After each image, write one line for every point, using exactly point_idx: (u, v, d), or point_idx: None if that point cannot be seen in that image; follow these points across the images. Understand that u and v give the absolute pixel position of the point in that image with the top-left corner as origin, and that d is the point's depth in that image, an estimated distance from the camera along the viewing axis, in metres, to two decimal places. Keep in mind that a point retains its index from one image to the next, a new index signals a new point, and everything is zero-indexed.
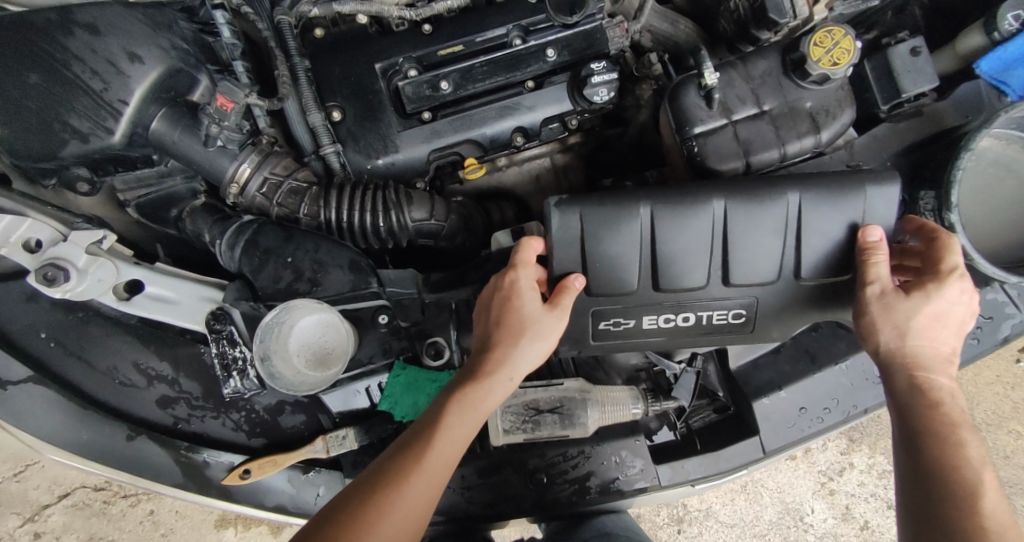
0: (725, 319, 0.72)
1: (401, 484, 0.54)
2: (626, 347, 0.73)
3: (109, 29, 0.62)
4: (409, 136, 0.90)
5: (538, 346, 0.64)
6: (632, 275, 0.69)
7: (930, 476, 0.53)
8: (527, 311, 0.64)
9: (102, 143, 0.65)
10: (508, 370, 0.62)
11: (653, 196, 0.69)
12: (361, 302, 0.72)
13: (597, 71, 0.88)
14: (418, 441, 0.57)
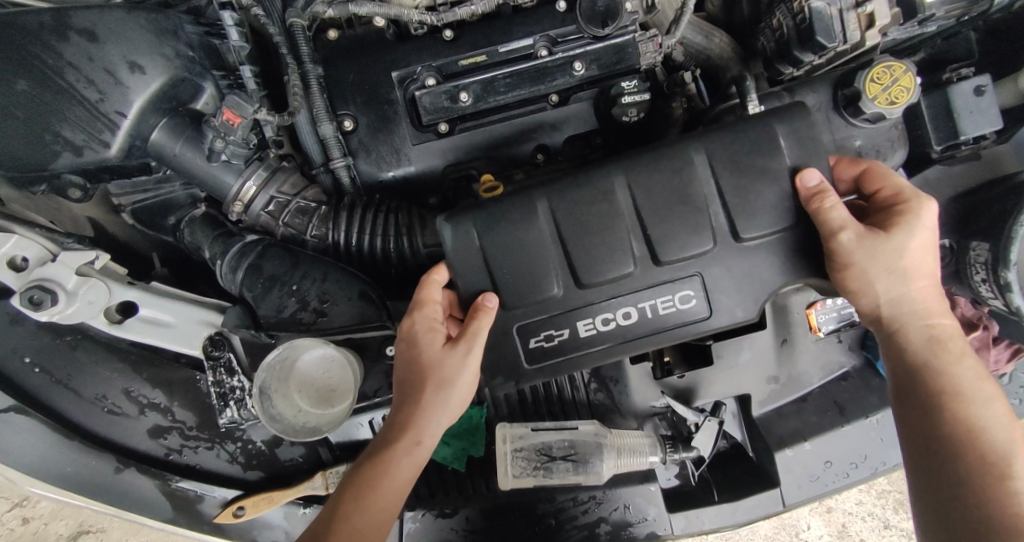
0: (673, 306, 0.63)
1: None
2: (563, 362, 0.64)
3: (108, 37, 0.57)
4: (423, 150, 0.86)
5: (446, 398, 0.58)
6: (555, 277, 0.62)
7: (950, 446, 0.51)
8: (429, 357, 0.59)
9: (97, 156, 0.61)
10: (415, 434, 0.57)
11: (548, 187, 0.62)
12: (369, 333, 0.67)
13: (628, 90, 0.84)
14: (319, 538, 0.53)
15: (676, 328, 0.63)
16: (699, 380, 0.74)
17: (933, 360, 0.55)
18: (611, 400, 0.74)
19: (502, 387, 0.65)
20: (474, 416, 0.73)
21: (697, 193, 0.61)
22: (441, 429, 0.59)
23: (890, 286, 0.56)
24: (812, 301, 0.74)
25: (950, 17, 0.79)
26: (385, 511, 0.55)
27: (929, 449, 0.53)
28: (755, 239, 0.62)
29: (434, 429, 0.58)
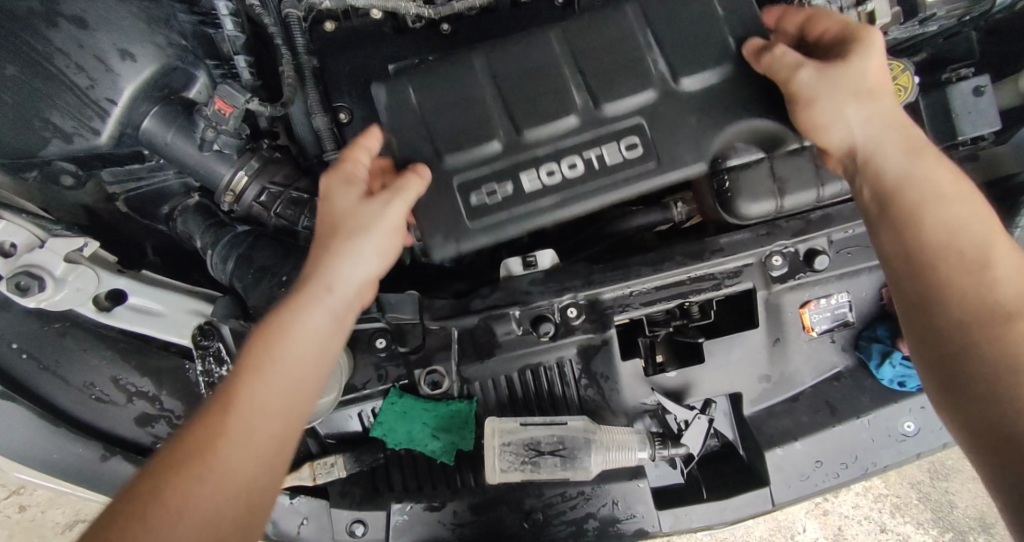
0: (620, 153, 0.60)
1: (206, 452, 0.42)
2: (509, 218, 0.61)
3: (100, 25, 0.57)
4: None
5: (359, 245, 0.54)
6: (497, 124, 0.60)
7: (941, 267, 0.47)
8: (342, 206, 0.56)
9: (87, 143, 0.62)
10: (325, 279, 0.52)
11: (485, 47, 0.62)
12: (360, 325, 0.71)
13: None
14: (215, 408, 0.45)
15: (627, 178, 0.60)
16: (690, 378, 0.74)
17: (941, 217, 0.48)
18: (602, 395, 0.73)
19: (441, 246, 0.61)
20: (463, 410, 0.71)
21: (637, 45, 0.61)
22: (356, 278, 0.54)
23: (861, 115, 0.53)
24: (805, 301, 0.74)
25: (952, 17, 0.78)
26: (302, 366, 0.49)
27: (920, 283, 0.47)
28: (694, 83, 0.60)
29: (348, 270, 0.53)
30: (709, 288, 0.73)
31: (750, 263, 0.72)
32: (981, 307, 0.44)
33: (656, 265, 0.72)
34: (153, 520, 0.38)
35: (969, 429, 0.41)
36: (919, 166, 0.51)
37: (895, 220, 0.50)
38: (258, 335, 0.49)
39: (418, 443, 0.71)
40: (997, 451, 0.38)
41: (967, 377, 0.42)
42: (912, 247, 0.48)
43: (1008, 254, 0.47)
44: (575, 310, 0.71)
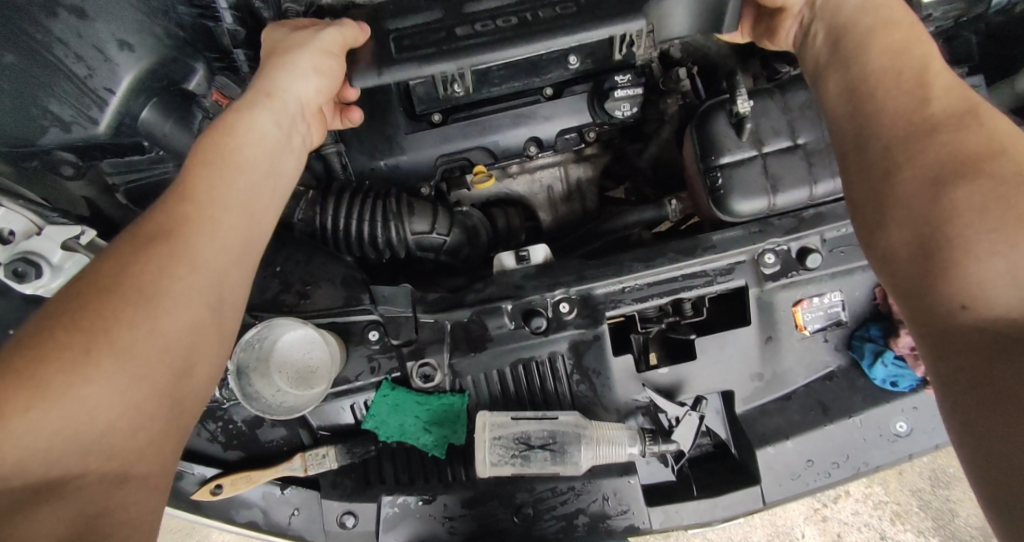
0: (553, 13, 0.64)
1: (178, 228, 0.44)
2: (439, 49, 0.63)
3: (98, 14, 0.58)
4: (417, 139, 0.86)
5: (294, 61, 0.59)
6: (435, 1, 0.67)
7: (874, 94, 0.48)
8: (280, 37, 0.62)
9: (85, 132, 0.64)
10: (264, 88, 0.58)
11: None
12: (353, 317, 0.72)
13: (621, 84, 0.83)
14: (172, 195, 0.46)
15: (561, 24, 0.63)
16: (682, 376, 0.73)
17: (875, 48, 0.50)
18: (594, 391, 0.73)
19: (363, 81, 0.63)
20: (455, 404, 0.71)
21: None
22: (297, 90, 0.60)
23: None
24: (798, 300, 0.74)
25: (948, 19, 0.79)
26: (256, 157, 0.53)
27: (854, 116, 0.49)
28: None
29: (290, 80, 0.59)
30: (699, 285, 0.73)
31: (742, 261, 0.73)
32: (914, 120, 0.44)
33: (647, 261, 0.73)
34: (108, 304, 0.38)
35: (898, 254, 0.41)
36: (844, 20, 0.54)
37: (841, 64, 0.52)
38: (203, 139, 0.52)
39: (410, 436, 0.72)
40: (923, 295, 0.39)
41: (905, 195, 0.41)
42: (854, 84, 0.50)
43: (944, 72, 0.47)
44: (567, 305, 0.73)
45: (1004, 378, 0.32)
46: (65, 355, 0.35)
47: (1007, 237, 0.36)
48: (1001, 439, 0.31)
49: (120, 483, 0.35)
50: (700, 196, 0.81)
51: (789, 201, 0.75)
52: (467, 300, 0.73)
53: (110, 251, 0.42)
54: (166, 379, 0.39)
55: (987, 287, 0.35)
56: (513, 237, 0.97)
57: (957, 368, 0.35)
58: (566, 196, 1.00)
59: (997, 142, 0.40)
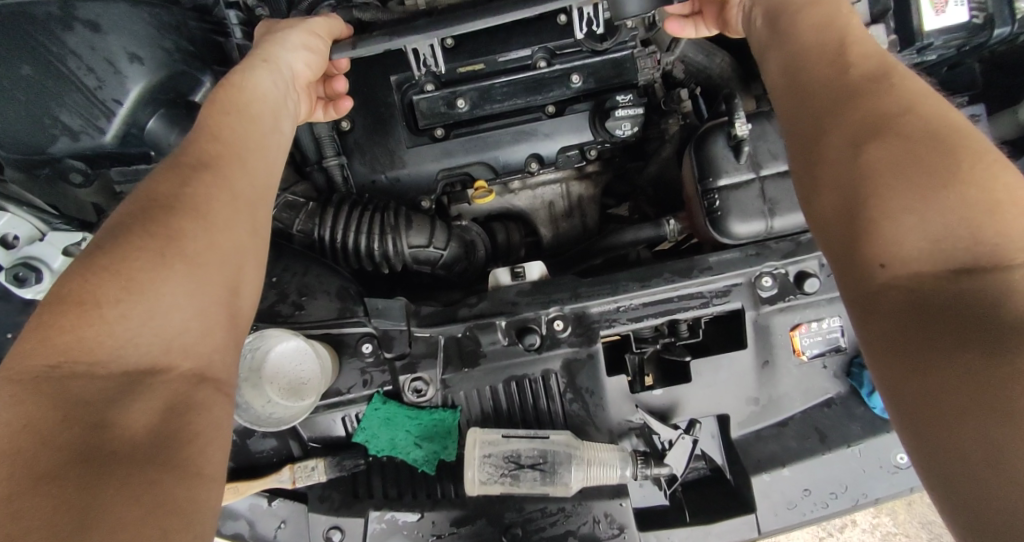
0: None
1: (212, 163, 0.51)
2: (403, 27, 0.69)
3: (111, 27, 0.60)
4: (418, 153, 0.87)
5: (287, 38, 0.66)
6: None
7: (804, 66, 0.52)
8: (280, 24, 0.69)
9: (93, 142, 0.65)
10: (264, 56, 0.63)
11: None
12: (346, 329, 0.72)
13: (622, 104, 0.84)
14: (201, 139, 0.53)
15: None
16: (676, 398, 0.72)
17: (801, 27, 0.55)
18: (586, 410, 0.72)
19: (341, 53, 0.70)
20: (446, 420, 0.71)
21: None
22: (293, 63, 0.65)
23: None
24: (796, 324, 0.73)
25: (951, 47, 0.78)
26: (264, 112, 0.60)
27: (790, 86, 0.52)
28: None
29: (285, 54, 0.65)
30: (696, 306, 0.73)
31: (739, 283, 0.73)
32: (837, 87, 0.47)
33: (643, 280, 0.73)
34: (172, 222, 0.44)
35: (827, 211, 0.44)
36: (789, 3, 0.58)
37: (779, 44, 0.57)
38: (218, 94, 0.58)
39: (401, 451, 0.71)
40: (854, 248, 0.41)
41: (829, 158, 0.45)
42: (786, 61, 0.54)
43: (866, 41, 0.50)
44: (561, 322, 0.72)
45: (923, 328, 0.35)
46: (145, 262, 0.42)
47: (922, 194, 0.39)
48: (915, 376, 0.34)
49: (200, 381, 0.42)
50: (698, 218, 0.80)
51: (788, 224, 0.75)
52: (462, 314, 0.73)
53: (155, 178, 0.48)
54: (230, 295, 0.46)
55: (902, 244, 0.38)
56: (511, 253, 0.99)
57: (882, 319, 0.38)
58: (568, 212, 1.00)
59: (910, 100, 0.43)
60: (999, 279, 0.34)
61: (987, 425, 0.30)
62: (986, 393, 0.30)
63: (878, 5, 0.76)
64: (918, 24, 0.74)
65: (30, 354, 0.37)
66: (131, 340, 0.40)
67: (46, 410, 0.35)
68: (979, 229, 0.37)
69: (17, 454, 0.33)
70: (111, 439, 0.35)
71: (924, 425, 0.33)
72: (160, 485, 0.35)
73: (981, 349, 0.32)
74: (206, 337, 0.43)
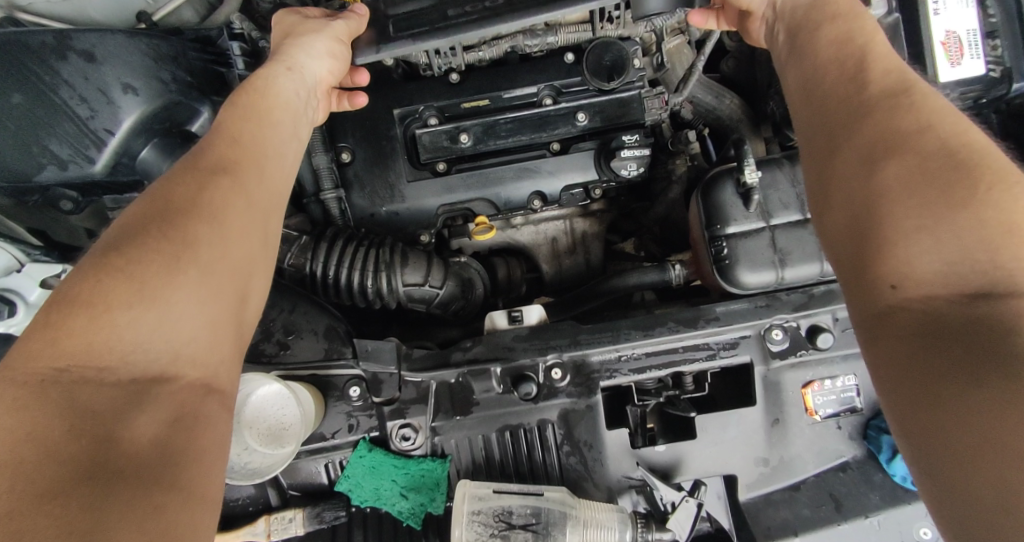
0: None
1: (228, 169, 0.48)
2: (429, 25, 0.67)
3: (107, 59, 0.62)
4: (418, 187, 0.84)
5: (313, 44, 0.65)
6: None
7: (823, 81, 0.50)
8: (304, 26, 0.67)
9: (80, 171, 0.64)
10: (288, 62, 0.63)
11: None
12: (334, 370, 0.69)
13: (629, 143, 0.82)
14: (224, 143, 0.50)
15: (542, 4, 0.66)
16: (680, 455, 0.68)
17: (819, 50, 0.53)
18: (583, 463, 0.67)
19: (365, 55, 0.69)
20: (434, 470, 0.67)
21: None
22: (310, 66, 0.64)
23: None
24: (808, 381, 0.69)
25: (967, 99, 0.77)
26: (284, 122, 0.58)
27: (809, 101, 0.51)
28: None
29: (306, 55, 0.64)
30: (703, 358, 0.69)
31: (747, 336, 0.70)
32: (855, 104, 0.46)
33: (647, 329, 0.70)
34: (186, 228, 0.42)
35: (839, 227, 0.43)
36: (814, 22, 0.56)
37: (798, 61, 0.55)
38: (247, 100, 0.57)
39: (385, 502, 0.67)
40: (862, 267, 0.39)
41: (844, 174, 0.43)
42: (806, 77, 0.53)
43: (889, 57, 0.48)
44: (559, 370, 0.69)
45: (934, 356, 0.33)
46: (156, 268, 0.39)
47: (932, 214, 0.37)
48: (926, 410, 0.32)
49: (206, 393, 0.40)
50: (705, 265, 0.78)
51: (799, 276, 0.72)
52: (455, 359, 0.70)
53: (171, 179, 0.45)
54: (234, 302, 0.43)
55: (913, 264, 0.36)
56: (513, 289, 0.97)
57: (893, 345, 0.36)
58: (571, 249, 0.97)
59: (929, 117, 0.41)
60: (1007, 307, 0.32)
61: (1006, 467, 0.27)
62: (1002, 428, 0.28)
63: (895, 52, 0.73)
64: (933, 74, 0.72)
65: (37, 355, 0.35)
66: (140, 345, 0.37)
67: (40, 424, 0.32)
68: (998, 251, 0.34)
69: (12, 467, 0.30)
70: (120, 458, 0.33)
71: (938, 458, 0.31)
72: (164, 508, 0.32)
73: (995, 381, 0.29)
74: (212, 344, 0.41)
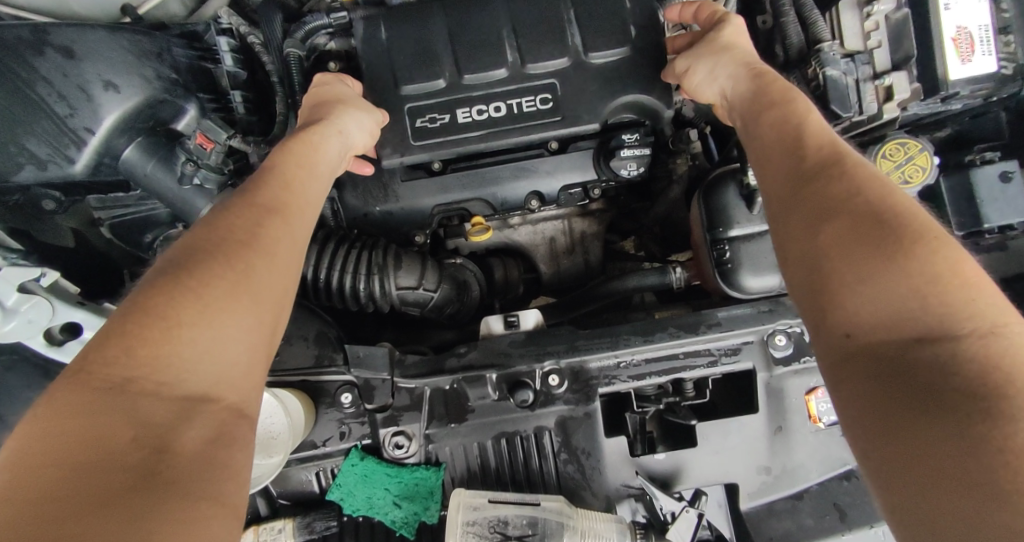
0: (534, 106, 0.75)
1: (278, 208, 0.49)
2: (443, 136, 0.75)
3: (86, 55, 0.62)
4: (412, 187, 0.82)
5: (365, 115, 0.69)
6: (444, 63, 0.75)
7: (768, 135, 0.52)
8: (342, 91, 0.71)
9: (61, 171, 0.64)
10: (339, 124, 0.64)
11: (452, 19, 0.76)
12: (326, 377, 0.68)
13: (629, 143, 0.78)
14: (271, 180, 0.52)
15: (539, 126, 0.75)
16: (680, 463, 0.66)
17: (761, 124, 0.54)
18: (581, 472, 0.66)
19: (389, 157, 0.76)
20: (428, 479, 0.65)
21: (560, 16, 0.76)
22: (358, 136, 0.67)
23: (727, 80, 0.64)
24: (812, 387, 0.68)
25: (977, 97, 0.75)
26: (322, 166, 0.60)
27: (760, 154, 0.52)
28: (600, 59, 0.75)
29: (354, 123, 0.67)
30: (704, 365, 0.67)
31: (751, 341, 0.68)
32: (794, 171, 0.46)
33: (646, 335, 0.68)
34: (244, 257, 0.42)
35: (796, 278, 0.42)
36: (760, 98, 0.57)
37: (750, 113, 0.57)
38: (294, 144, 0.58)
39: (378, 512, 0.65)
40: (819, 316, 0.39)
41: (792, 232, 0.43)
42: (754, 128, 0.55)
43: (820, 125, 0.49)
44: (557, 377, 0.67)
45: (888, 398, 0.33)
46: (221, 290, 0.39)
47: (872, 263, 0.37)
48: (892, 454, 0.31)
49: (241, 417, 0.38)
50: (705, 268, 0.76)
51: None
52: (450, 366, 0.68)
53: (229, 210, 0.46)
54: (270, 335, 0.42)
55: (862, 314, 0.36)
56: (510, 290, 0.94)
57: (855, 388, 0.35)
58: (570, 249, 0.95)
59: (865, 173, 0.42)
60: (946, 351, 0.32)
61: (952, 502, 0.27)
62: (956, 473, 0.28)
63: (900, 51, 0.72)
64: (943, 72, 0.70)
65: (109, 364, 0.35)
66: (195, 366, 0.36)
67: (102, 429, 0.32)
68: (927, 300, 0.34)
69: (68, 475, 0.30)
70: (170, 467, 0.32)
71: (906, 503, 0.30)
72: (203, 525, 0.32)
73: (942, 421, 0.29)
74: (249, 374, 0.39)
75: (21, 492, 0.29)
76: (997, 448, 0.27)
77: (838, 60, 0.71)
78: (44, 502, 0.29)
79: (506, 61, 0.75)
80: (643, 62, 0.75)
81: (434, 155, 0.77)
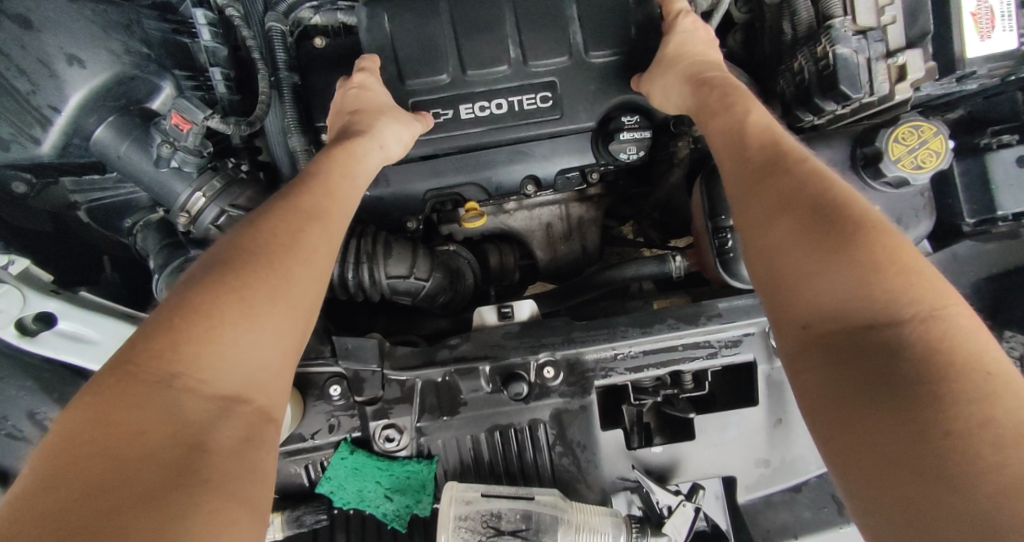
0: (536, 103, 0.73)
1: (320, 215, 0.49)
2: (444, 133, 0.74)
3: (46, 26, 0.58)
4: (404, 170, 0.77)
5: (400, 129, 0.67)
6: (444, 46, 0.72)
7: (725, 134, 0.53)
8: (381, 97, 0.68)
9: (25, 150, 0.63)
10: (379, 136, 0.64)
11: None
12: (313, 369, 0.65)
13: (627, 125, 0.74)
14: (313, 185, 0.52)
15: (540, 124, 0.74)
16: (678, 456, 0.65)
17: (714, 128, 0.56)
18: (577, 466, 0.64)
19: None
20: (420, 472, 0.64)
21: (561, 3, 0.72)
22: (400, 143, 0.67)
23: (679, 96, 0.66)
24: None
25: (994, 77, 0.73)
26: (360, 178, 0.59)
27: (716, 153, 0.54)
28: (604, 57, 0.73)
29: (393, 135, 0.66)
30: (703, 356, 0.66)
31: (751, 333, 0.66)
32: (746, 171, 0.47)
33: (644, 326, 0.66)
34: (283, 261, 0.42)
35: (756, 272, 0.43)
36: (708, 105, 0.60)
37: (707, 113, 0.59)
38: (336, 157, 0.58)
39: (370, 504, 0.64)
40: (778, 309, 0.40)
41: (750, 229, 0.44)
42: (712, 128, 0.56)
43: (766, 125, 0.51)
44: (552, 369, 0.64)
45: (837, 387, 0.34)
46: (261, 294, 0.40)
47: (821, 254, 0.38)
48: (844, 437, 0.33)
49: (267, 421, 0.39)
50: (706, 257, 0.74)
51: None
52: (440, 357, 0.66)
53: (271, 212, 0.46)
54: (302, 337, 0.43)
55: (817, 304, 0.37)
56: (505, 276, 0.92)
57: (811, 376, 0.36)
58: (566, 235, 0.92)
59: (812, 170, 0.43)
60: (888, 335, 0.33)
61: (905, 483, 0.29)
62: (904, 452, 0.29)
63: (914, 27, 0.69)
64: (960, 50, 0.67)
65: (155, 357, 0.35)
66: (231, 366, 0.37)
67: (142, 424, 0.33)
68: (872, 288, 0.35)
69: (113, 466, 0.31)
70: (204, 465, 0.33)
71: (858, 481, 0.31)
72: (232, 523, 0.32)
73: (890, 406, 0.31)
74: (280, 378, 0.40)
75: (61, 482, 0.30)
76: (938, 428, 0.29)
77: (849, 37, 0.67)
78: (94, 492, 0.29)
79: (509, 58, 0.72)
80: (641, 60, 0.74)
81: (437, 150, 0.76)
